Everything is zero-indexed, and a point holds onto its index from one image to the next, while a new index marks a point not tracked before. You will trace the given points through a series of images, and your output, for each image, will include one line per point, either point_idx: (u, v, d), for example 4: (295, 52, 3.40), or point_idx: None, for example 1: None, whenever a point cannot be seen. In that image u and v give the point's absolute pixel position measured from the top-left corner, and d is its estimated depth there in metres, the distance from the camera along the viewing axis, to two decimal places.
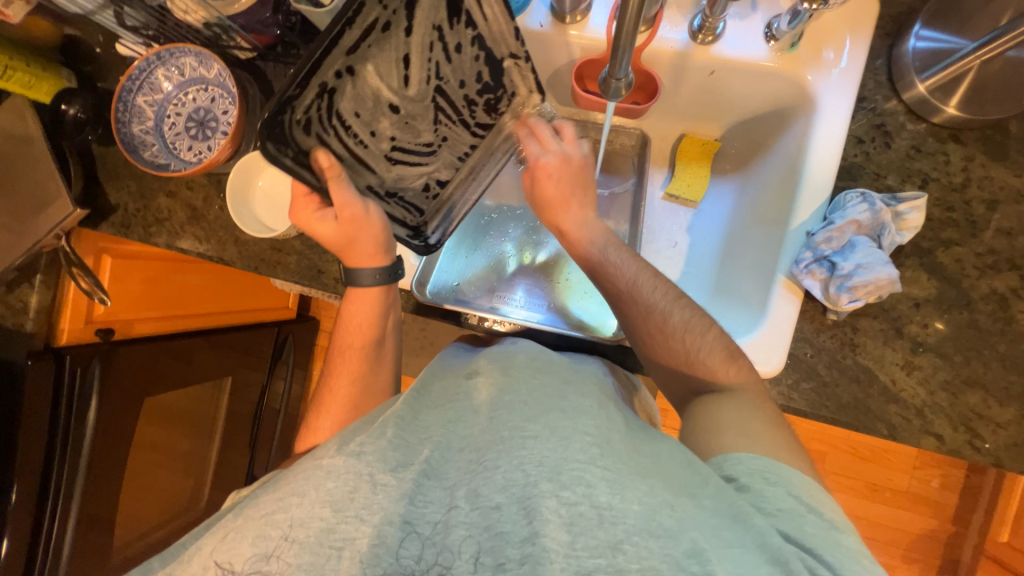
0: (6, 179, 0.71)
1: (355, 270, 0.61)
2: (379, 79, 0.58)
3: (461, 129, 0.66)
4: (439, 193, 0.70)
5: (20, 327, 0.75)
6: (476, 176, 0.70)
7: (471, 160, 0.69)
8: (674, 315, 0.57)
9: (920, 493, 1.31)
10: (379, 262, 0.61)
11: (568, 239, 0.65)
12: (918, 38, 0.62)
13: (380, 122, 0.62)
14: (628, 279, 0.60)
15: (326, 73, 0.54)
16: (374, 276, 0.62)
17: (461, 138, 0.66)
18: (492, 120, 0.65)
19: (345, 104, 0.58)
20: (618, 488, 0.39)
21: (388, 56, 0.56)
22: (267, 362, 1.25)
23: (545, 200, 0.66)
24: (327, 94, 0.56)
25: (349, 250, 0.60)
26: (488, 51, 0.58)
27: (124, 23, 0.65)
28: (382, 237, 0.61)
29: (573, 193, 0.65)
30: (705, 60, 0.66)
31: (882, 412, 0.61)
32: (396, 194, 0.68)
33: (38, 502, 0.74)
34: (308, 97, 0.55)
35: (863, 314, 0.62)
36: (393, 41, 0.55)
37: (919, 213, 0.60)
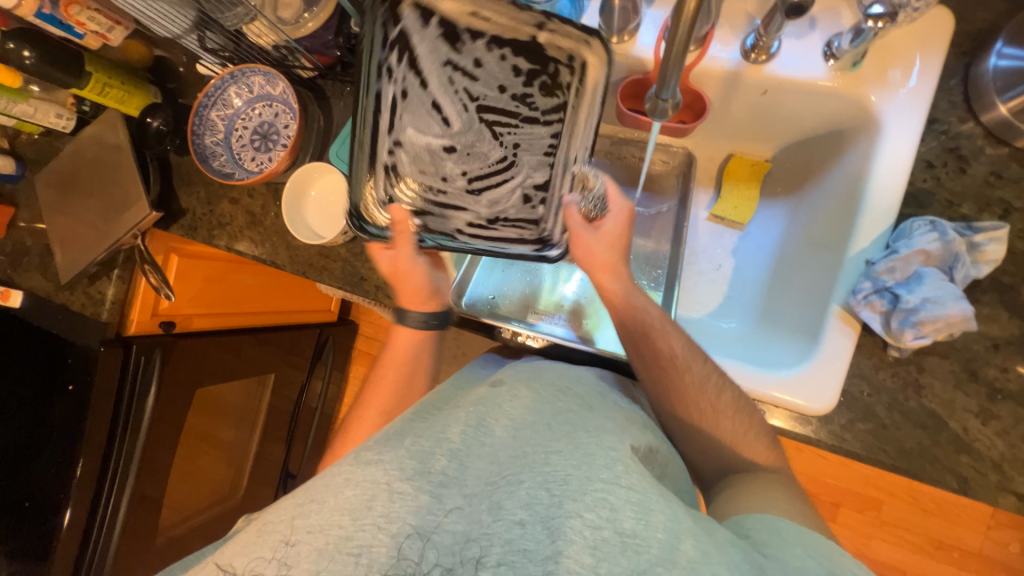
0: (98, 183, 0.79)
1: (404, 310, 0.67)
2: (421, 130, 0.58)
3: (537, 117, 0.57)
4: (546, 199, 0.59)
5: (97, 316, 0.82)
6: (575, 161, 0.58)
7: (561, 151, 0.58)
8: (694, 368, 0.56)
9: (994, 557, 1.16)
10: (430, 307, 0.68)
11: (613, 304, 0.61)
12: (999, 56, 0.57)
13: (444, 166, 0.60)
14: (669, 351, 0.57)
15: (381, 156, 0.59)
16: (421, 320, 0.68)
17: (536, 134, 0.58)
18: (558, 98, 0.56)
19: (409, 169, 0.59)
20: (644, 513, 0.37)
21: (417, 110, 0.58)
22: (308, 362, 1.30)
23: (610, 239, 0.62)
24: (392, 171, 0.60)
25: (402, 289, 0.66)
26: (507, 39, 0.54)
27: (205, 46, 0.71)
28: (430, 286, 0.67)
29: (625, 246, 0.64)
30: (757, 79, 0.64)
31: (952, 462, 0.55)
32: (499, 219, 0.60)
33: (99, 479, 0.81)
34: (379, 178, 0.60)
35: (931, 352, 0.57)
36: (416, 99, 0.57)
37: (998, 245, 0.54)
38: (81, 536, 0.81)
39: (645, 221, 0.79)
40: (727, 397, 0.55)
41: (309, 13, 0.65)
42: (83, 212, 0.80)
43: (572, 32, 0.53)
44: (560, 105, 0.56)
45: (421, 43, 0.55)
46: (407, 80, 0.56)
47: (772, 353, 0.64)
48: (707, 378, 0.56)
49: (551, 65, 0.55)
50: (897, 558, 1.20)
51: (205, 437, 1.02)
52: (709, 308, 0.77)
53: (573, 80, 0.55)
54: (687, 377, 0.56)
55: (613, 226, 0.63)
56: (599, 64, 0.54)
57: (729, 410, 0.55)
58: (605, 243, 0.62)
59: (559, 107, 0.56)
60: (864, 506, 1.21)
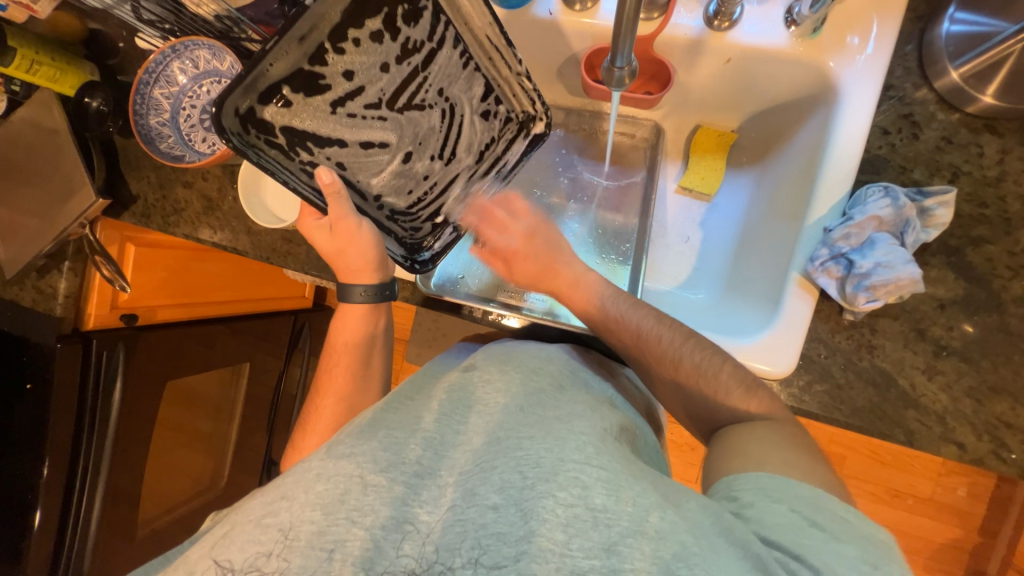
0: (36, 169, 0.74)
1: (347, 285, 0.62)
2: (378, 170, 0.61)
3: (434, 49, 0.58)
4: (494, 94, 0.61)
5: (50, 312, 0.79)
6: (487, 44, 0.57)
7: (476, 50, 0.58)
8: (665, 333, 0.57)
9: (944, 501, 1.26)
10: (370, 279, 0.62)
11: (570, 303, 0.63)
12: (952, 21, 0.58)
13: (416, 168, 0.63)
14: (633, 331, 0.58)
15: (378, 212, 0.63)
16: (364, 293, 0.62)
17: (449, 63, 0.59)
18: (422, 28, 0.56)
19: (399, 198, 0.63)
20: (613, 489, 0.38)
21: (355, 154, 0.60)
22: (285, 350, 1.28)
23: (527, 278, 0.65)
24: (393, 211, 0.64)
25: (341, 262, 0.60)
26: (343, 26, 0.54)
27: (142, 17, 0.65)
28: (376, 253, 0.60)
29: (554, 259, 0.64)
30: (721, 47, 0.63)
31: (900, 417, 0.58)
32: (485, 150, 0.64)
33: (68, 477, 0.79)
34: (391, 225, 0.64)
35: (883, 314, 0.59)
36: (350, 151, 0.60)
37: (947, 209, 0.56)
38: (56, 535, 0.79)
39: (613, 195, 0.80)
40: (687, 359, 0.55)
41: None
42: (24, 201, 0.75)
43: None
44: (435, 20, 0.56)
45: (307, 117, 0.57)
46: (332, 152, 0.59)
47: (737, 321, 0.66)
48: (675, 339, 0.56)
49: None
50: (858, 507, 1.28)
51: (182, 426, 1.01)
52: (678, 280, 0.79)
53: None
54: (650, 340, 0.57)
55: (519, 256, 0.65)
56: None
57: (713, 385, 0.54)
58: (542, 281, 0.64)
59: (434, 18, 0.56)
60: (828, 461, 1.28)
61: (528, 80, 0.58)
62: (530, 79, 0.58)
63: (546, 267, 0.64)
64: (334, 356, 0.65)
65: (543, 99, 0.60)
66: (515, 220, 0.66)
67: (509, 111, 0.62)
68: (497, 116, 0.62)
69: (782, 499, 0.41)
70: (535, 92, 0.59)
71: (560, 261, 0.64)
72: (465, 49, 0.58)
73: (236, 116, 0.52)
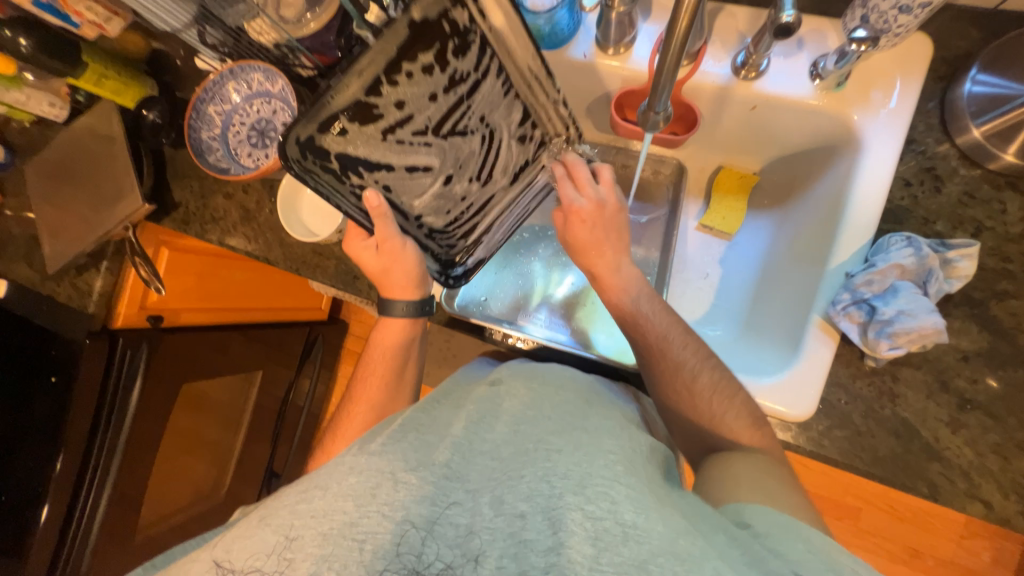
0: (89, 172, 0.79)
1: (389, 300, 0.66)
2: (420, 193, 0.61)
3: (478, 79, 0.55)
4: (530, 118, 0.62)
5: (83, 308, 0.82)
6: (527, 74, 0.56)
7: (519, 79, 0.57)
8: (680, 363, 0.57)
9: (966, 566, 1.20)
10: (410, 296, 0.66)
11: (601, 284, 0.63)
12: (974, 82, 0.60)
13: (454, 189, 0.62)
14: (658, 333, 0.59)
15: (416, 230, 0.65)
16: (405, 309, 0.67)
17: (491, 92, 0.57)
18: (468, 60, 0.53)
19: (434, 215, 0.64)
20: (642, 508, 0.39)
21: (399, 176, 0.58)
22: (297, 360, 1.30)
23: (576, 243, 0.64)
24: (431, 228, 0.65)
25: (386, 281, 0.64)
26: (398, 60, 0.50)
27: (205, 41, 0.70)
28: (419, 271, 0.65)
29: (608, 239, 0.63)
30: (748, 94, 0.66)
31: (922, 469, 0.57)
32: (518, 171, 0.66)
33: (78, 473, 0.79)
34: (429, 242, 0.66)
35: (905, 362, 0.59)
36: (397, 175, 0.58)
37: (970, 261, 0.57)
38: (58, 532, 0.78)
39: (636, 228, 0.81)
40: (705, 393, 0.55)
41: (311, 12, 0.63)
42: (73, 202, 0.79)
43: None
44: (482, 53, 0.53)
45: (360, 146, 0.54)
46: (380, 176, 0.57)
47: (757, 361, 0.66)
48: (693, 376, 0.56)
49: (448, 33, 0.50)
50: (873, 565, 1.22)
51: (189, 433, 1.00)
52: (697, 315, 0.80)
53: (473, 13, 0.49)
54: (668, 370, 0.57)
55: (579, 229, 0.63)
56: None
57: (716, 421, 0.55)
58: (580, 253, 0.64)
59: (482, 51, 0.52)
60: (842, 513, 1.23)
61: (564, 108, 0.61)
62: (565, 108, 0.61)
63: (599, 241, 0.62)
64: (371, 366, 0.68)
65: (577, 121, 0.64)
66: (602, 185, 0.63)
67: (543, 134, 0.64)
68: (532, 139, 0.64)
69: (811, 537, 0.40)
70: (569, 117, 0.62)
71: (609, 244, 0.63)
72: (506, 78, 0.56)
73: (297, 145, 0.50)
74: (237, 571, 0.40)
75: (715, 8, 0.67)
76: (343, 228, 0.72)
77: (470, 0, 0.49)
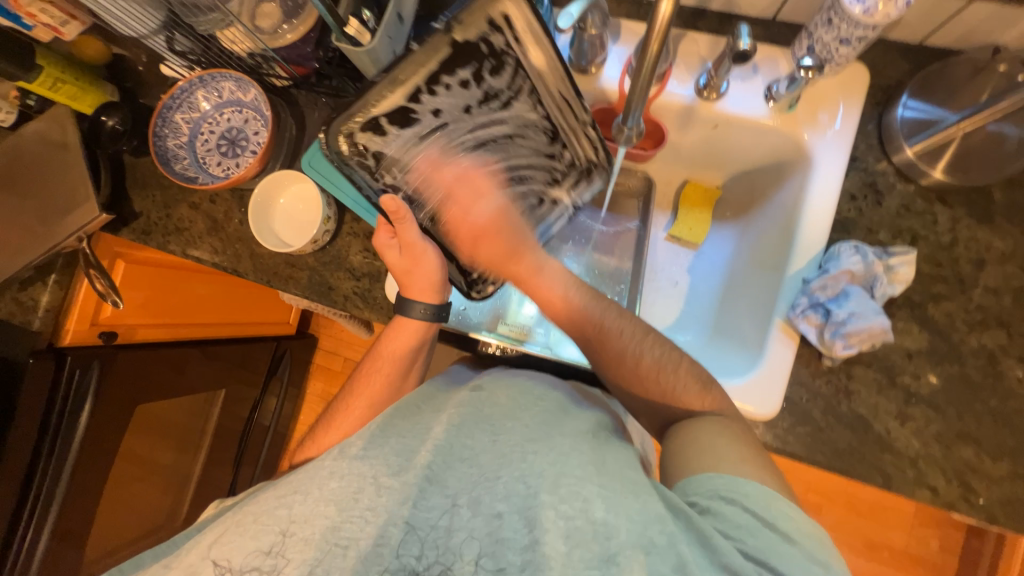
0: (37, 180, 0.74)
1: (409, 301, 0.64)
2: (450, 202, 0.64)
3: (511, 97, 0.58)
4: (561, 139, 0.63)
5: (27, 326, 0.76)
6: (558, 98, 0.58)
7: (550, 104, 0.59)
8: (646, 355, 0.58)
9: (917, 554, 1.27)
10: (430, 299, 0.65)
11: (529, 288, 0.64)
12: (906, 107, 0.67)
13: (483, 201, 0.64)
14: (657, 385, 0.57)
15: (443, 238, 0.66)
16: (425, 311, 0.65)
17: (522, 112, 0.59)
18: (501, 80, 0.56)
19: (463, 227, 0.65)
20: (612, 504, 0.41)
21: (430, 184, 0.62)
22: (262, 377, 1.25)
23: (490, 262, 0.65)
24: (458, 242, 0.66)
25: (407, 281, 0.63)
26: (438, 74, 0.53)
27: (173, 48, 0.69)
28: (440, 275, 0.64)
29: (518, 244, 0.64)
30: (710, 114, 0.71)
31: (877, 461, 0.61)
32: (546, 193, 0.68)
33: (16, 507, 0.72)
34: (456, 252, 0.67)
35: (857, 361, 0.64)
36: (427, 183, 0.61)
37: (908, 267, 0.63)
38: None
39: (608, 238, 0.84)
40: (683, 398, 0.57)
41: (287, 23, 0.64)
42: (18, 212, 0.74)
43: (473, 19, 0.50)
44: (513, 74, 0.55)
45: (396, 147, 0.58)
46: (413, 183, 0.61)
47: (726, 364, 0.69)
48: (673, 381, 0.56)
49: (485, 53, 0.53)
50: None
51: (144, 458, 0.94)
52: (668, 322, 0.83)
53: (507, 39, 0.52)
54: (643, 359, 0.57)
55: (484, 246, 0.64)
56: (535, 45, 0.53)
57: None
58: (495, 267, 0.65)
59: (515, 72, 0.55)
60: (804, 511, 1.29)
61: (594, 131, 0.62)
62: (596, 130, 0.62)
63: (515, 249, 0.64)
64: (378, 363, 0.66)
65: (608, 148, 0.64)
66: (484, 197, 0.64)
67: (572, 157, 0.65)
68: (562, 159, 0.65)
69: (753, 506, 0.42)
70: (600, 140, 0.63)
71: (526, 245, 0.65)
72: (539, 100, 0.58)
73: (341, 138, 0.55)
74: (237, 570, 0.41)
75: (678, 33, 0.71)
76: (319, 240, 0.71)
77: (507, 26, 0.51)
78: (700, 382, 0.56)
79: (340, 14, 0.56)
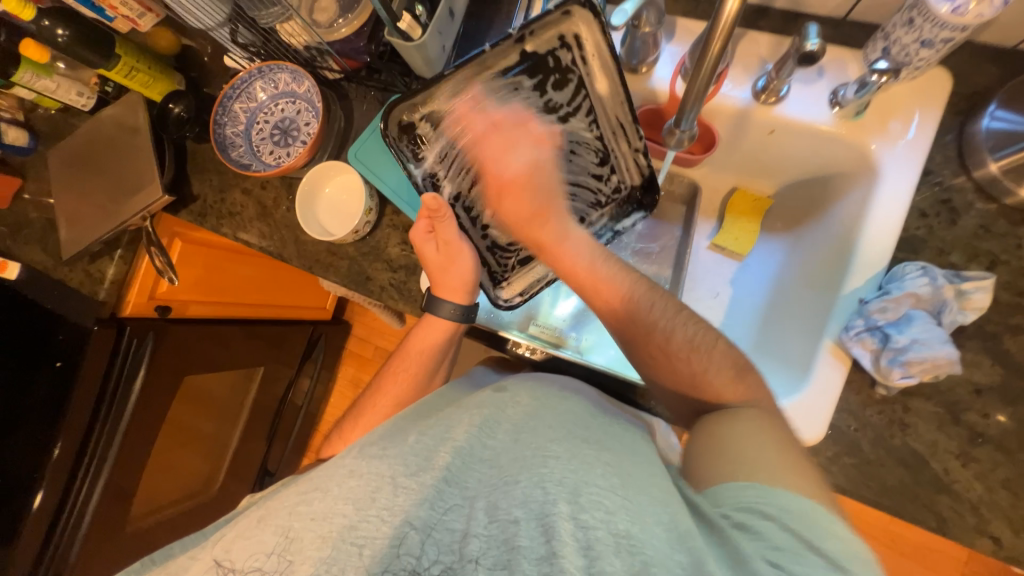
0: (110, 161, 0.80)
1: (438, 299, 0.64)
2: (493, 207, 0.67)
3: (568, 112, 0.64)
4: (610, 163, 0.66)
5: (93, 294, 0.82)
6: (614, 120, 0.63)
7: (604, 123, 0.64)
8: (677, 333, 0.55)
9: None
10: (460, 300, 0.65)
11: (547, 254, 0.60)
12: (992, 118, 0.61)
13: None
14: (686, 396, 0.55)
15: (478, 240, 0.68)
16: (453, 311, 0.65)
17: (576, 126, 0.64)
18: (561, 95, 0.63)
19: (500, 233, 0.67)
20: (636, 517, 0.39)
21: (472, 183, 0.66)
22: (298, 358, 1.30)
23: (512, 219, 0.62)
24: (495, 246, 0.68)
25: (440, 278, 0.64)
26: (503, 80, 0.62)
27: (236, 40, 0.72)
28: (474, 277, 0.65)
29: (544, 208, 0.61)
30: (766, 119, 0.67)
31: (931, 502, 0.57)
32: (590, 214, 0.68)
33: (75, 461, 0.79)
34: (489, 255, 0.68)
35: (916, 392, 0.59)
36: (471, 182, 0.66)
37: (985, 294, 0.57)
38: (50, 520, 0.78)
39: (646, 244, 0.81)
40: None
41: (343, 18, 0.65)
42: (92, 190, 0.80)
43: (546, 35, 0.60)
44: (575, 91, 0.63)
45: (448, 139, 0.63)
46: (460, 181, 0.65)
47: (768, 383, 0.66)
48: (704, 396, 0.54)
49: (552, 67, 0.62)
50: None
51: (188, 426, 1.00)
52: None
53: (574, 57, 0.61)
54: (680, 369, 0.54)
55: (510, 204, 0.62)
56: (596, 48, 0.60)
57: None
58: (519, 229, 0.62)
59: (577, 89, 0.62)
60: None
61: (644, 156, 0.64)
62: (644, 155, 0.64)
63: (537, 211, 0.61)
64: (405, 361, 0.67)
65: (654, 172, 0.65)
66: (516, 149, 0.63)
67: (620, 181, 0.67)
68: (608, 183, 0.67)
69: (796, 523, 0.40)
70: (648, 165, 0.65)
71: (551, 208, 0.61)
72: (595, 119, 0.64)
73: (398, 125, 0.62)
74: (238, 570, 0.41)
75: (738, 33, 0.68)
76: (359, 230, 0.72)
77: (574, 46, 0.60)
78: (738, 377, 0.53)
79: (393, 9, 0.57)
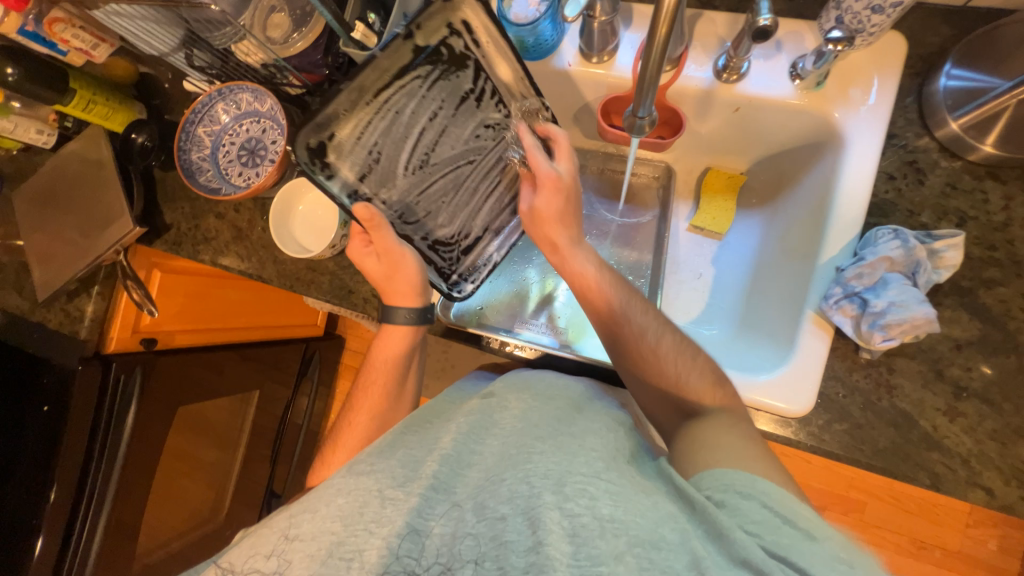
0: (79, 197, 0.78)
1: (392, 307, 0.65)
2: (428, 204, 0.66)
3: (472, 99, 0.64)
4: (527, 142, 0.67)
5: (75, 334, 0.80)
6: (521, 98, 0.64)
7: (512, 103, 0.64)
8: (665, 339, 0.57)
9: (973, 555, 1.19)
10: (414, 303, 0.65)
11: (567, 271, 0.62)
12: (949, 77, 0.62)
13: (451, 210, 0.67)
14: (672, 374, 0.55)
15: (418, 243, 0.67)
16: (408, 316, 0.65)
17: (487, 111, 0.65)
18: (456, 85, 0.62)
19: (440, 231, 0.68)
20: (621, 501, 0.40)
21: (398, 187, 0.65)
22: (293, 378, 1.29)
23: (541, 215, 0.61)
24: (433, 246, 0.68)
25: (389, 286, 0.64)
26: (398, 75, 0.60)
27: (192, 63, 0.71)
28: (422, 278, 0.65)
29: (571, 214, 0.61)
30: (730, 97, 0.67)
31: (923, 460, 0.57)
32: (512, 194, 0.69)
33: (73, 505, 0.77)
34: (432, 254, 0.68)
35: (899, 353, 0.60)
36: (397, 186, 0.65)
37: (956, 250, 0.58)
38: (53, 566, 0.76)
39: (627, 231, 0.84)
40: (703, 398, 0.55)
41: (298, 32, 0.64)
42: (63, 228, 0.78)
43: (433, 24, 0.58)
44: (475, 76, 0.62)
45: (351, 156, 0.61)
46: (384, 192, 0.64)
47: (755, 357, 0.66)
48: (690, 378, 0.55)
49: (446, 55, 0.60)
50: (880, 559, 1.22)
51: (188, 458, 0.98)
52: (694, 315, 0.80)
53: (466, 42, 0.60)
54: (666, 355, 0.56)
55: (546, 204, 0.61)
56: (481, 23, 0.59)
57: None
58: (541, 228, 0.62)
59: (477, 73, 0.62)
60: (848, 508, 1.23)
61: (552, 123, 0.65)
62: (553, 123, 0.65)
63: (564, 215, 0.61)
64: (373, 374, 0.67)
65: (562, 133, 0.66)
66: (560, 158, 0.62)
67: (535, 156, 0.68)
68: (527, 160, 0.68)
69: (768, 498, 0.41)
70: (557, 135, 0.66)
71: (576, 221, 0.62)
72: (501, 100, 0.64)
73: (307, 150, 0.58)
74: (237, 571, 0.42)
75: (693, 14, 0.68)
76: (336, 244, 0.71)
77: (464, 30, 0.59)
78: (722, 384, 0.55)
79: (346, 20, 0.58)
